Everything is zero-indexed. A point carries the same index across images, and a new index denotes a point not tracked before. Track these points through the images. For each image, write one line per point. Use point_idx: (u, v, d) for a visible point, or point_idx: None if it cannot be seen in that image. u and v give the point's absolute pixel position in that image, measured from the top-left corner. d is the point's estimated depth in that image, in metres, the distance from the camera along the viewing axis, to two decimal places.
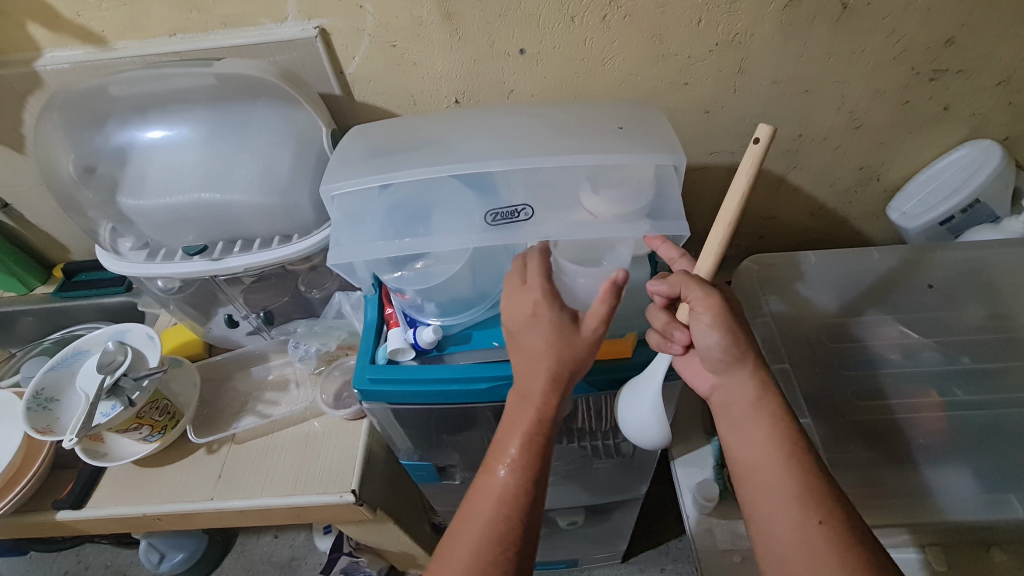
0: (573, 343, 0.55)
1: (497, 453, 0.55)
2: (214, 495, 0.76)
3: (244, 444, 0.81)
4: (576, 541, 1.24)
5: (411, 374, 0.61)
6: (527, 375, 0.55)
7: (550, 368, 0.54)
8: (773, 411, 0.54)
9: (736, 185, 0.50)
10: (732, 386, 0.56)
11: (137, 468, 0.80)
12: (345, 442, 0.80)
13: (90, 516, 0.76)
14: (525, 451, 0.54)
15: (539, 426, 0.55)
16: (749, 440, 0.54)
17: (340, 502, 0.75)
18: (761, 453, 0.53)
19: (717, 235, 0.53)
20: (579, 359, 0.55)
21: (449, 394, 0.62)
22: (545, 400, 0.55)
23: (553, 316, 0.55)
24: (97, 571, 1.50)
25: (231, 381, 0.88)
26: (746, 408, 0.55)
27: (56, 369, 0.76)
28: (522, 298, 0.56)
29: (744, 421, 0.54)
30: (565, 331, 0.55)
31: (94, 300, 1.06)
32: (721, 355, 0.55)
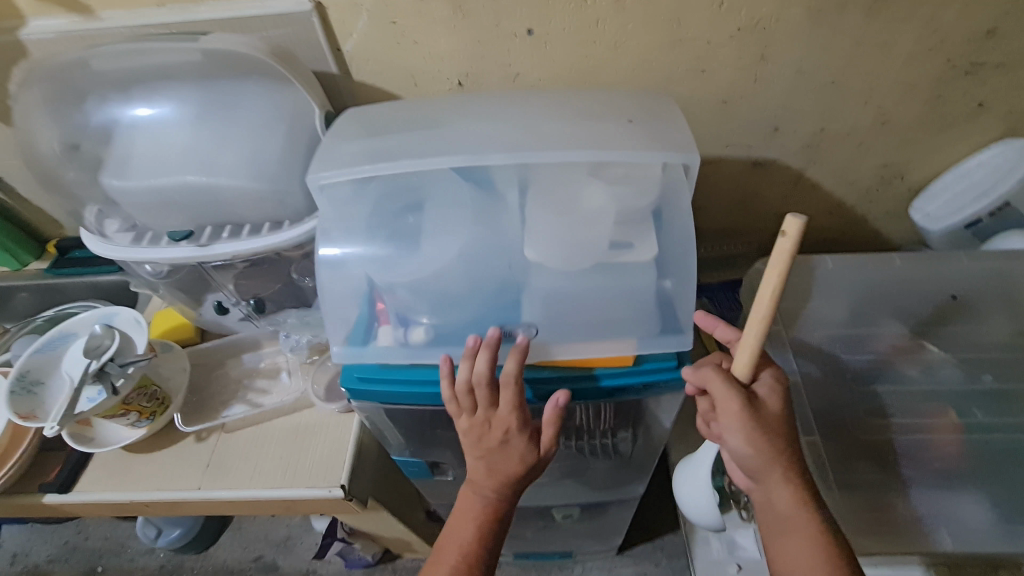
0: (533, 463, 0.60)
1: (452, 539, 0.63)
2: (202, 484, 0.75)
3: (234, 433, 0.79)
4: (572, 533, 1.23)
5: (402, 373, 0.61)
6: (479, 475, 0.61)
7: (502, 483, 0.60)
8: (813, 524, 0.53)
9: (764, 294, 0.45)
10: (773, 496, 0.54)
11: (126, 453, 0.78)
12: (337, 434, 0.78)
13: (77, 500, 0.74)
14: (475, 542, 0.62)
15: (483, 528, 0.62)
16: (795, 559, 0.52)
17: (329, 497, 0.73)
18: (803, 557, 0.52)
19: (752, 340, 0.50)
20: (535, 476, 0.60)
21: (441, 395, 0.61)
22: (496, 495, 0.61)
23: (517, 441, 0.59)
24: (97, 542, 1.56)
25: (223, 367, 0.86)
26: (784, 512, 0.53)
27: (42, 352, 0.74)
28: (485, 413, 0.58)
29: (785, 535, 0.53)
30: (527, 452, 0.59)
31: (88, 277, 1.04)
32: (749, 462, 0.53)
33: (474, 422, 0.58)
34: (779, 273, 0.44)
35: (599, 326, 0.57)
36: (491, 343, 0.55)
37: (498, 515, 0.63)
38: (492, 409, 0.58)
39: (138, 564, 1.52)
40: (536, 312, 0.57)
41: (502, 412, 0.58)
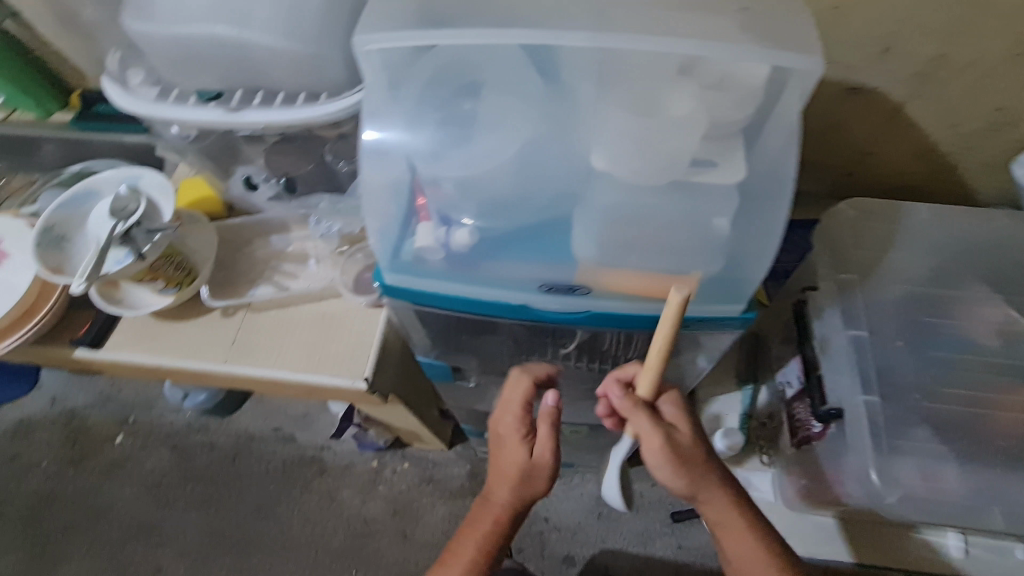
0: (532, 468, 0.66)
1: (465, 535, 0.72)
2: (228, 359, 0.76)
3: (260, 313, 0.78)
4: (577, 448, 1.26)
5: (438, 275, 0.56)
6: (494, 481, 0.69)
7: (507, 488, 0.68)
8: (754, 533, 0.65)
9: (657, 342, 0.53)
10: (715, 513, 0.65)
11: (154, 319, 0.78)
12: (363, 327, 0.77)
13: (106, 358, 0.75)
14: (487, 540, 0.70)
15: (501, 525, 0.70)
16: (740, 555, 0.65)
17: (352, 388, 0.73)
18: (751, 555, 0.65)
19: (654, 360, 0.56)
20: (534, 484, 0.67)
21: (477, 303, 0.57)
22: (505, 498, 0.68)
23: (539, 453, 0.66)
24: (130, 395, 1.66)
25: (250, 246, 0.83)
26: (735, 524, 0.65)
27: (67, 207, 0.71)
28: (510, 423, 0.68)
29: (733, 539, 0.66)
30: (524, 458, 0.66)
31: (113, 135, 1.00)
32: (677, 482, 0.63)
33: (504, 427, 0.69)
34: (669, 321, 0.50)
35: (662, 252, 0.51)
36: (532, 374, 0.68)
37: (511, 519, 0.70)
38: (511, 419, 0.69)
39: (167, 420, 1.63)
40: (594, 229, 0.50)
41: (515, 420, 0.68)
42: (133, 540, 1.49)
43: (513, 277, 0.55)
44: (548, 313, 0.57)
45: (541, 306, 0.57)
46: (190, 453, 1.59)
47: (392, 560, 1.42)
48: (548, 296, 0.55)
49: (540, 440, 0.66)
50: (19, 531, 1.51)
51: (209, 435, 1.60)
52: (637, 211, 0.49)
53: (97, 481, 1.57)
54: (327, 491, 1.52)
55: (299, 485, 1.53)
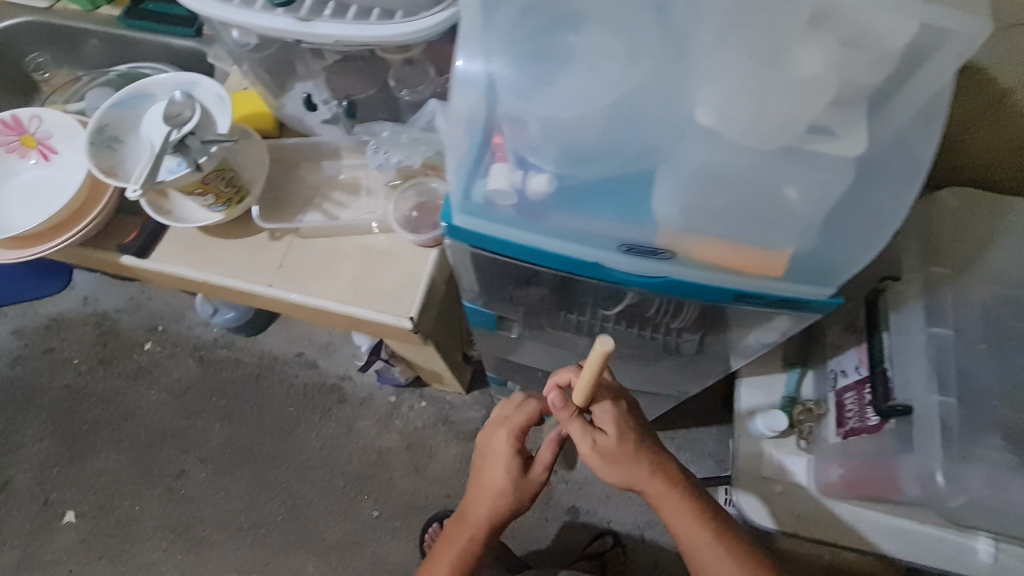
0: (515, 486, 0.76)
1: (449, 540, 0.81)
2: (274, 283, 0.75)
3: (308, 240, 0.77)
4: None
5: (510, 221, 0.54)
6: (479, 494, 0.79)
7: (490, 501, 0.77)
8: (699, 522, 0.72)
9: (584, 380, 0.58)
10: (660, 503, 0.72)
11: (201, 235, 0.77)
12: (411, 266, 0.75)
13: (153, 268, 0.75)
14: (471, 542, 0.79)
15: (477, 539, 0.79)
16: (684, 531, 0.72)
17: (397, 325, 0.72)
18: (694, 532, 0.72)
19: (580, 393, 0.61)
20: (515, 496, 0.76)
21: (547, 254, 0.55)
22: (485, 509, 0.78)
23: (533, 480, 0.77)
24: (159, 305, 1.69)
25: (300, 170, 0.80)
26: (675, 505, 0.71)
27: (121, 107, 0.68)
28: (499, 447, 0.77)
29: (677, 518, 0.72)
30: (509, 477, 0.76)
31: (160, 37, 0.95)
32: (612, 474, 0.70)
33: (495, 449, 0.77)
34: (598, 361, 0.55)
35: (755, 222, 0.48)
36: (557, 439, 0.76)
37: (491, 530, 0.79)
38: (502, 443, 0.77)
39: (195, 333, 1.66)
40: (685, 189, 0.47)
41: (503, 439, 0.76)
42: (159, 442, 1.56)
43: (590, 232, 0.52)
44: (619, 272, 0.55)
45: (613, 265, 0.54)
46: (216, 367, 1.63)
47: (404, 490, 1.48)
48: (623, 255, 0.53)
49: (538, 469, 0.77)
50: (52, 421, 1.58)
51: (234, 352, 1.64)
52: (736, 174, 0.46)
53: (127, 383, 1.62)
54: (346, 418, 1.56)
55: (318, 410, 1.57)
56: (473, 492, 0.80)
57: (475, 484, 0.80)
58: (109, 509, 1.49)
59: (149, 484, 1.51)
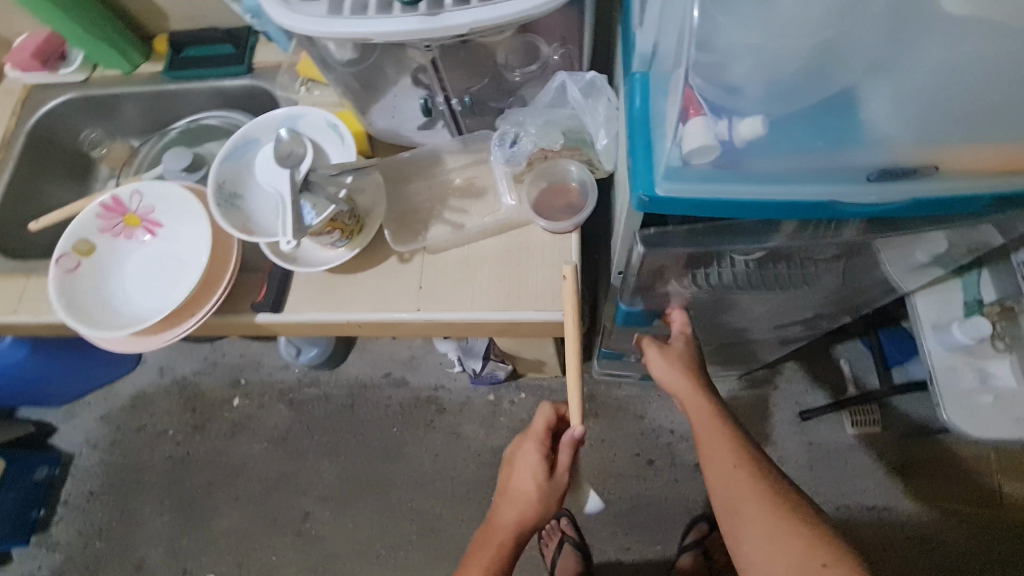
0: (541, 486, 0.77)
1: (471, 557, 0.76)
2: (420, 306, 0.71)
3: (440, 254, 0.73)
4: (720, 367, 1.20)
5: (714, 178, 0.49)
6: (506, 500, 0.78)
7: (516, 507, 0.76)
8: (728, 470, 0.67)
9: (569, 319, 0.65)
10: (702, 443, 0.71)
11: (328, 274, 0.73)
12: (557, 255, 0.71)
13: (293, 321, 0.71)
14: (496, 556, 0.75)
15: (505, 547, 0.75)
16: (720, 475, 0.67)
17: (563, 320, 0.68)
18: (729, 475, 0.66)
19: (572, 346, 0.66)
20: (539, 499, 0.76)
21: (757, 206, 0.50)
22: (507, 514, 0.77)
23: (555, 483, 0.78)
24: (234, 358, 1.68)
25: (410, 183, 0.76)
26: (714, 438, 0.70)
27: (232, 160, 0.64)
28: (523, 453, 0.80)
29: (719, 462, 0.68)
30: (535, 477, 0.77)
31: (209, 82, 0.90)
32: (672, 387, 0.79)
33: (519, 454, 0.81)
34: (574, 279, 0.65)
35: (1001, 118, 0.44)
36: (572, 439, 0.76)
37: (516, 542, 0.76)
38: (525, 447, 0.81)
39: (278, 377, 1.66)
40: (925, 93, 0.43)
41: (528, 446, 0.80)
42: (274, 490, 1.56)
43: (811, 168, 0.48)
44: (841, 208, 0.50)
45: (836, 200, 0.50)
46: (308, 405, 1.62)
47: None
48: (849, 186, 0.49)
49: (558, 471, 0.78)
50: (165, 493, 1.59)
51: (322, 386, 1.63)
52: (997, 62, 0.41)
53: (226, 441, 1.62)
54: (450, 427, 1.55)
55: (420, 425, 1.56)
56: (499, 500, 0.79)
57: (501, 494, 0.80)
58: (246, 565, 1.50)
59: (277, 532, 1.52)
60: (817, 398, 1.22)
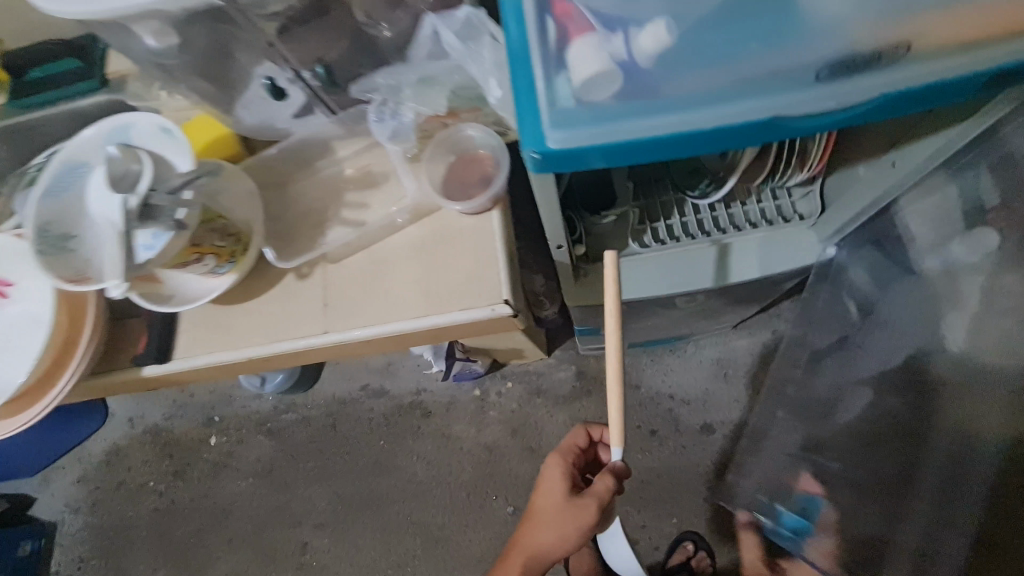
0: (564, 509, 0.71)
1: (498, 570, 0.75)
2: (328, 327, 0.60)
3: (342, 262, 0.61)
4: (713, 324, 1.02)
5: (621, 111, 0.36)
6: (530, 519, 0.74)
7: (539, 529, 0.71)
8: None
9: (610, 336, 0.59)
10: None
11: (216, 306, 0.62)
12: (476, 241, 0.59)
13: (187, 368, 0.61)
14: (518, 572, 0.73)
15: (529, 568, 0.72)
16: None
17: (493, 317, 0.57)
18: None
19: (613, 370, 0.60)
20: (561, 522, 0.70)
21: (689, 142, 0.37)
22: (529, 534, 0.73)
23: (582, 508, 0.70)
24: (204, 395, 1.58)
25: (295, 183, 0.64)
26: None
27: (55, 194, 0.52)
28: (553, 473, 0.76)
29: None
30: (559, 497, 0.72)
31: (59, 104, 0.76)
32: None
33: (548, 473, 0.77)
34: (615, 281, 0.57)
35: None
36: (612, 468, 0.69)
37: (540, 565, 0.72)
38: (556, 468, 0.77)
39: (253, 408, 1.55)
40: None
41: (556, 468, 0.77)
42: (270, 524, 1.48)
43: (745, 77, 0.36)
44: (803, 124, 0.37)
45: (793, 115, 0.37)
46: (289, 432, 1.52)
47: (528, 475, 1.38)
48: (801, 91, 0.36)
49: (587, 497, 0.70)
50: (159, 547, 1.51)
51: (301, 411, 1.53)
52: None
53: (211, 482, 1.53)
54: (440, 429, 1.46)
55: (408, 432, 1.47)
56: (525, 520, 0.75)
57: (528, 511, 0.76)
58: None
59: (278, 569, 1.45)
60: None
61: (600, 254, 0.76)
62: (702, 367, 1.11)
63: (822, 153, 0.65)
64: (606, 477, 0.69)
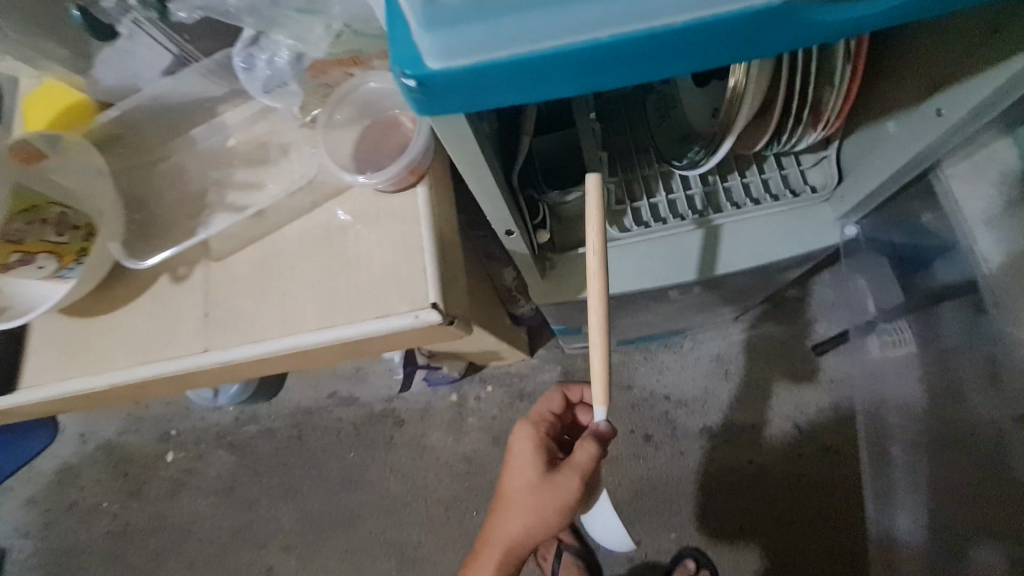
0: (539, 488, 0.54)
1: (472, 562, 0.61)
2: (210, 345, 0.46)
3: (227, 261, 0.47)
4: (714, 317, 0.88)
5: (546, 2, 0.23)
6: (500, 499, 0.58)
7: (512, 511, 0.56)
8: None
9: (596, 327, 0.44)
10: None
11: (73, 319, 0.48)
12: (396, 228, 0.45)
13: (34, 402, 0.47)
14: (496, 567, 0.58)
15: (508, 561, 0.57)
16: None
17: (418, 326, 0.44)
18: None
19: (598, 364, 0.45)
20: (537, 503, 0.54)
21: (655, 51, 0.24)
22: (502, 517, 0.57)
23: (559, 483, 0.53)
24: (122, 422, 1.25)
25: (168, 159, 0.50)
26: None
27: None
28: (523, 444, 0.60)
29: None
30: (532, 473, 0.56)
31: None
32: None
33: (517, 444, 0.61)
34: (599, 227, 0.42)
35: None
36: (591, 436, 0.51)
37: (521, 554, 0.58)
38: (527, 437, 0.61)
39: (212, 420, 1.22)
40: None
41: (527, 436, 0.61)
42: (230, 546, 1.16)
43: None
44: (819, 13, 0.25)
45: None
46: (248, 447, 1.19)
47: None
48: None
49: (566, 471, 0.52)
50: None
51: (262, 424, 1.20)
52: None
53: (167, 504, 1.20)
54: (415, 440, 1.14)
55: (380, 447, 1.15)
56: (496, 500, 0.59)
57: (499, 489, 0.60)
58: None
59: None
60: (834, 321, 0.93)
61: (570, 243, 0.62)
62: (700, 364, 0.96)
63: (839, 112, 0.50)
64: (588, 445, 0.51)
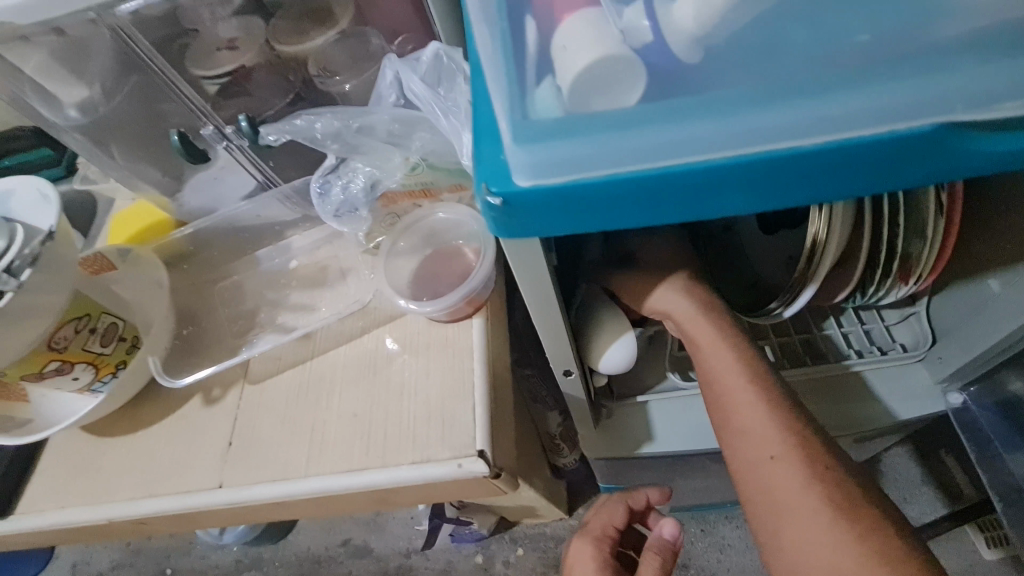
0: None
1: None
2: (225, 479, 0.41)
3: (263, 385, 0.44)
4: None
5: (653, 122, 0.21)
6: None
7: None
8: (832, 521, 0.33)
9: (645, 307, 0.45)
10: None
11: (94, 439, 0.45)
12: (445, 359, 0.42)
13: (26, 528, 0.42)
14: None
15: None
16: None
17: (458, 477, 0.38)
18: None
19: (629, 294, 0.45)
20: None
21: (777, 174, 0.21)
22: None
23: None
24: (111, 556, 1.08)
25: (231, 276, 0.50)
26: None
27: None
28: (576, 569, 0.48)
29: None
30: None
31: None
32: None
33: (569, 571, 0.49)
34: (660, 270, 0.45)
35: None
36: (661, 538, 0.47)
37: None
38: (580, 557, 0.49)
39: (212, 563, 1.05)
40: None
41: (580, 554, 0.49)
42: None
43: (872, 57, 0.21)
44: (978, 144, 0.21)
45: (961, 125, 0.21)
46: None
47: None
48: (977, 75, 0.20)
49: None
50: None
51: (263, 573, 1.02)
52: None
53: None
54: None
55: None
56: None
57: None
58: None
59: None
60: (930, 508, 0.76)
61: (629, 390, 0.56)
62: None
63: (934, 268, 0.44)
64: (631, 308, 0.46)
